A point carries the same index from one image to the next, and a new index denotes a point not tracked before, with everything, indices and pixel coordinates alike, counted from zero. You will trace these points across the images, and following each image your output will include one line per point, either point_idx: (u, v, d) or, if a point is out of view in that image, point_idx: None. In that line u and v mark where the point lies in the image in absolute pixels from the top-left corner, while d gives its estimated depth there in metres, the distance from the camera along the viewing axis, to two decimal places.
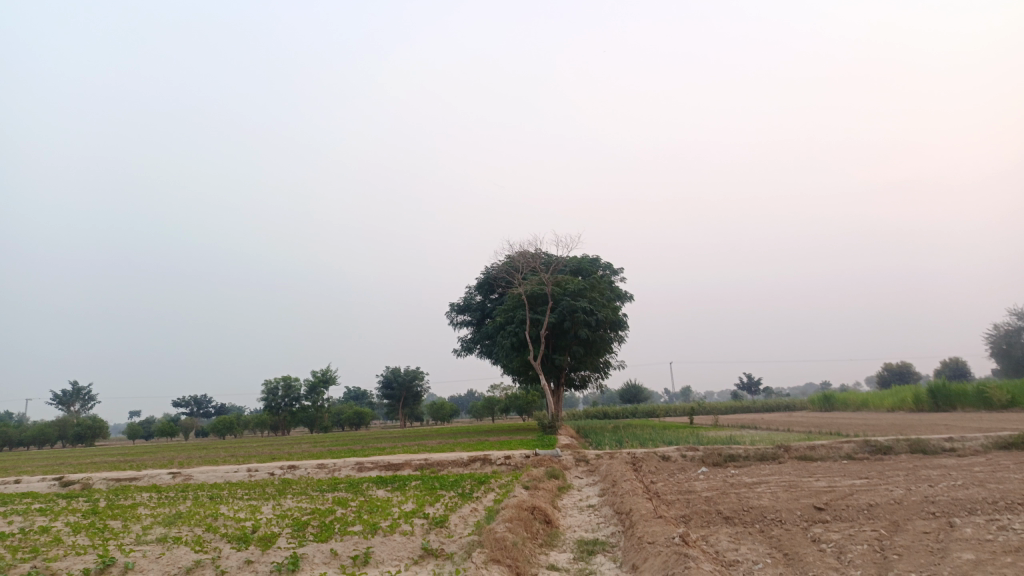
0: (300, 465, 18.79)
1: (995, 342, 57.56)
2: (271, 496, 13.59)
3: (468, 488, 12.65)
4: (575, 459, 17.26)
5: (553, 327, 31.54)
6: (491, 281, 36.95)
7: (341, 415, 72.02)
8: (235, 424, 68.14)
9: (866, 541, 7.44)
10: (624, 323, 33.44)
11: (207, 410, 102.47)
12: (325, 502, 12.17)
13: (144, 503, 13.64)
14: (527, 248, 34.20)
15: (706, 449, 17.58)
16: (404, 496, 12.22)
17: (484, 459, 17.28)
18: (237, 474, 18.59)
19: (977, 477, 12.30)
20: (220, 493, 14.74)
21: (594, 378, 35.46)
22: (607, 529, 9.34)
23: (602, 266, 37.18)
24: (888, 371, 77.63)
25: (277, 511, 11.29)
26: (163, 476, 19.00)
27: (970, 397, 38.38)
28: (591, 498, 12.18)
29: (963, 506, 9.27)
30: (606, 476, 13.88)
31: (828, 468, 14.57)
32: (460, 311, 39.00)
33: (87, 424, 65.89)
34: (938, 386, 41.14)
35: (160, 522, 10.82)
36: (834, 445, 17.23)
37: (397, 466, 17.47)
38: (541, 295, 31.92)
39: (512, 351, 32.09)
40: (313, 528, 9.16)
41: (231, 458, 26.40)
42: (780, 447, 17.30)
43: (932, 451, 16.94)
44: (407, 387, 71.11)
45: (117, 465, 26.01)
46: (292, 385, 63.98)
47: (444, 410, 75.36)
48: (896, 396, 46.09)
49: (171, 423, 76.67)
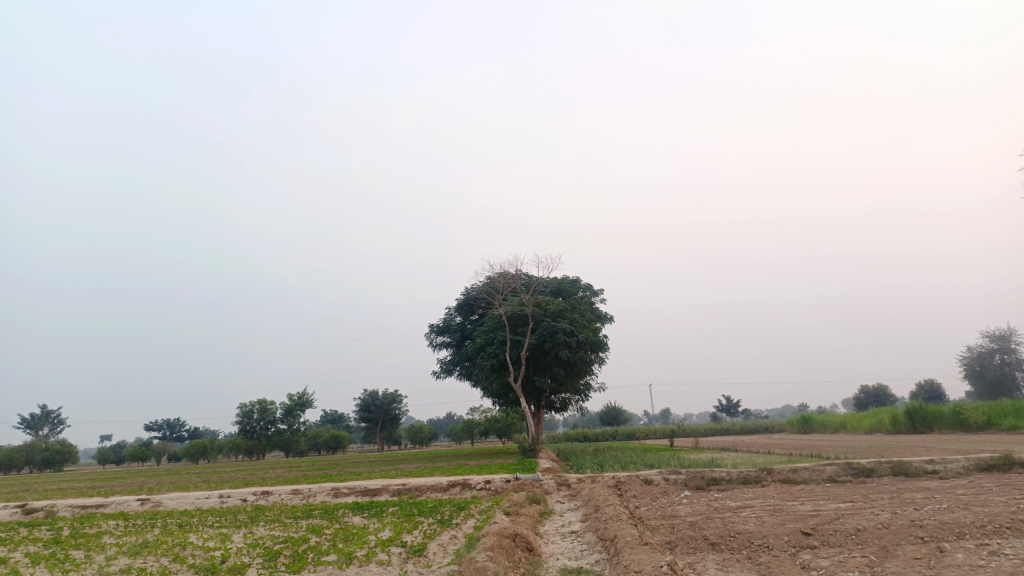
0: (274, 491, 18.30)
1: (968, 365, 58.21)
2: (243, 524, 13.15)
3: (447, 514, 12.31)
4: (556, 482, 16.98)
5: (534, 349, 31.33)
6: (471, 303, 36.71)
7: (318, 438, 70.95)
8: (208, 448, 66.81)
9: (857, 568, 7.25)
10: (604, 345, 33.29)
11: (181, 434, 100.61)
12: (299, 529, 11.78)
13: (110, 532, 13.13)
14: (507, 269, 34.06)
15: (689, 472, 17.39)
16: (381, 523, 11.86)
17: (464, 483, 16.93)
18: (209, 500, 18.05)
19: (962, 499, 12.21)
20: (190, 520, 14.25)
21: (575, 400, 35.21)
22: (591, 556, 9.08)
23: (582, 288, 37.09)
24: (865, 393, 78.16)
25: (249, 540, 10.90)
26: (132, 503, 18.41)
27: (947, 419, 38.60)
28: (573, 524, 11.93)
29: (951, 530, 9.13)
30: (589, 500, 13.62)
31: (812, 492, 14.40)
32: (440, 332, 38.67)
33: (55, 449, 64.28)
34: (915, 408, 41.37)
35: (126, 552, 10.38)
36: (817, 468, 17.12)
37: (374, 491, 17.09)
38: (522, 316, 31.73)
39: (492, 373, 31.81)
40: (286, 558, 8.81)
41: (203, 484, 25.73)
42: (763, 470, 17.14)
43: (914, 473, 16.87)
44: (385, 410, 70.32)
45: (84, 491, 25.23)
46: (268, 408, 62.93)
47: (423, 434, 74.57)
48: (873, 418, 46.32)
49: (143, 448, 75.12)
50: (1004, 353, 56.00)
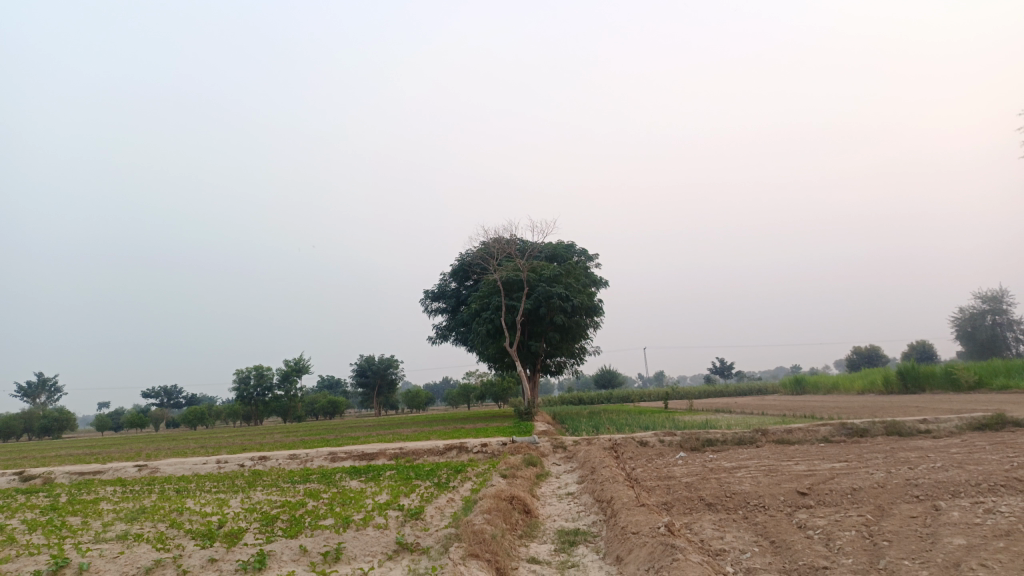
0: (271, 456, 18.32)
1: (960, 325, 58.54)
2: (240, 489, 13.16)
3: (444, 477, 12.33)
4: (552, 445, 17.04)
5: (529, 314, 31.29)
6: (466, 268, 36.58)
7: (315, 404, 71.27)
8: (206, 414, 67.05)
9: (854, 527, 7.26)
10: (600, 309, 33.27)
11: (178, 400, 100.96)
12: (296, 493, 11.79)
13: (107, 498, 13.12)
14: (502, 234, 33.85)
15: (684, 433, 17.47)
16: (378, 486, 11.86)
17: (460, 447, 16.98)
18: (206, 465, 18.07)
19: (955, 458, 12.28)
20: (186, 486, 14.26)
21: (570, 364, 35.31)
22: (588, 518, 9.09)
23: (577, 252, 36.95)
24: (857, 354, 78.75)
25: (246, 504, 10.90)
26: (129, 469, 18.43)
27: (939, 379, 38.94)
28: (570, 486, 11.98)
29: (947, 488, 9.17)
30: (585, 462, 13.66)
31: (807, 452, 14.47)
32: (435, 298, 38.59)
33: (52, 416, 64.45)
34: (907, 369, 41.69)
35: (122, 518, 10.36)
36: (811, 428, 17.22)
37: (371, 455, 17.13)
38: (517, 281, 31.63)
39: (488, 339, 31.82)
40: (283, 522, 8.80)
41: (200, 449, 25.82)
42: (758, 431, 17.22)
43: (908, 433, 16.98)
44: (382, 375, 70.52)
45: (81, 458, 25.27)
46: (265, 374, 62.85)
47: (419, 398, 74.94)
48: (866, 379, 46.72)
49: (141, 414, 75.40)
50: (995, 314, 56.30)
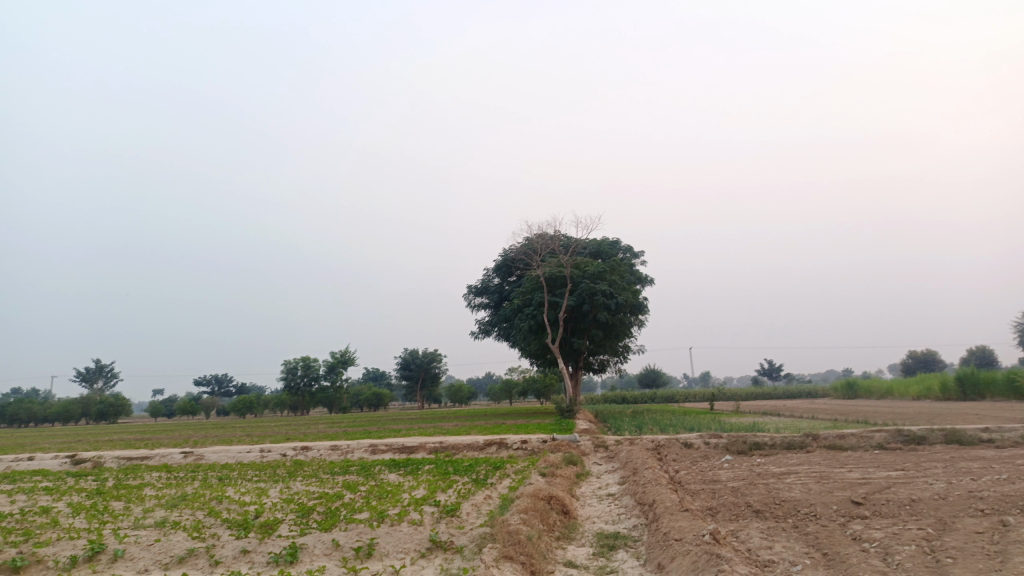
0: (313, 446, 18.43)
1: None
2: (281, 478, 13.21)
3: (482, 473, 12.16)
4: (593, 444, 16.73)
5: (572, 310, 30.96)
6: (510, 263, 36.41)
7: (360, 396, 72.07)
8: (255, 403, 68.45)
9: (914, 541, 6.80)
10: (644, 307, 32.74)
11: (228, 388, 103.38)
12: (334, 485, 11.73)
13: (151, 484, 13.30)
14: (546, 230, 33.58)
15: (730, 436, 16.96)
16: (416, 481, 11.75)
17: (500, 443, 16.80)
18: (249, 454, 18.28)
19: (1022, 470, 11.57)
20: (229, 474, 14.40)
21: (613, 363, 34.83)
22: (629, 521, 8.79)
23: (622, 249, 36.46)
24: (912, 358, 76.19)
25: (285, 495, 10.91)
26: (175, 455, 18.76)
27: (1000, 386, 37.31)
28: (611, 486, 11.69)
29: (1014, 503, 8.59)
30: (627, 463, 13.33)
31: (860, 459, 13.86)
32: (478, 293, 38.51)
33: (109, 401, 66.50)
34: (966, 374, 40.06)
35: (164, 504, 10.45)
36: (865, 434, 16.53)
37: (411, 449, 17.07)
38: (560, 277, 31.33)
39: (530, 335, 31.58)
40: (319, 515, 8.72)
41: (246, 438, 26.21)
42: (808, 435, 16.61)
43: (969, 442, 16.17)
44: (425, 368, 70.95)
45: (133, 443, 25.94)
46: (312, 365, 63.90)
47: (462, 393, 75.22)
48: (922, 384, 45.09)
49: (193, 402, 77.45)
50: None
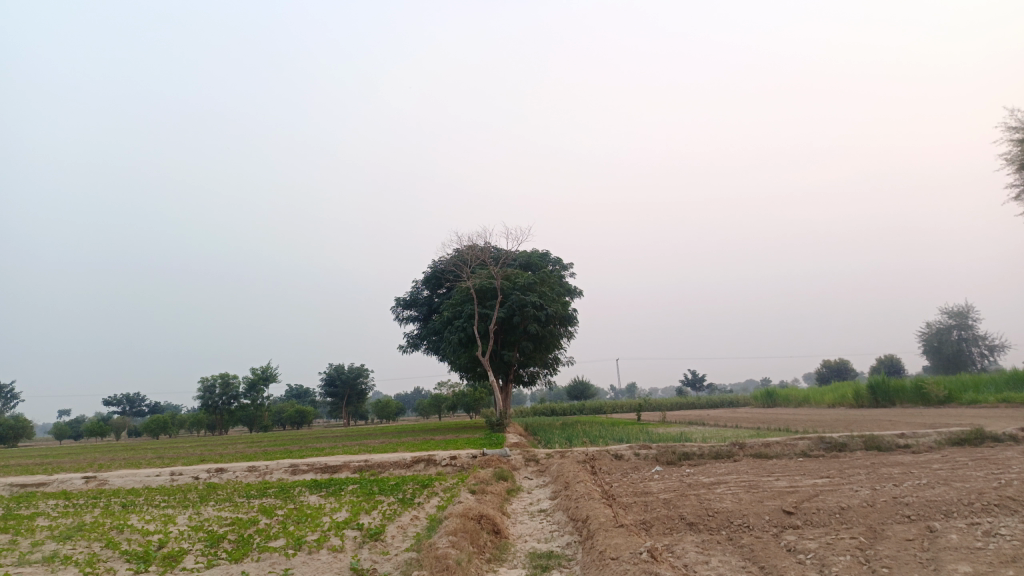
0: (229, 468, 17.44)
1: (927, 340, 58.97)
2: (191, 504, 12.34)
3: (409, 492, 11.65)
4: (524, 458, 16.42)
5: (502, 322, 30.70)
6: (439, 275, 35.92)
7: (282, 413, 69.80)
8: (169, 423, 65.29)
9: (848, 551, 6.73)
10: (574, 319, 32.78)
11: (141, 408, 98.45)
12: (250, 510, 11.00)
13: (45, 513, 12.21)
14: (476, 241, 33.28)
15: (659, 446, 16.94)
16: (338, 503, 11.14)
17: (428, 459, 16.29)
18: (158, 478, 17.13)
19: (941, 474, 11.87)
20: (134, 500, 13.39)
21: (543, 375, 34.71)
22: (562, 538, 8.49)
23: (552, 261, 36.48)
24: (826, 367, 79.36)
25: (195, 522, 10.13)
26: (75, 481, 17.40)
27: (909, 393, 39.07)
28: (542, 502, 11.38)
29: (938, 508, 8.71)
30: (557, 477, 13.08)
31: (787, 467, 14.03)
32: (407, 306, 37.80)
33: (8, 424, 62.15)
34: (878, 382, 41.78)
35: (56, 536, 9.51)
36: (789, 442, 16.81)
37: (335, 468, 16.36)
38: (490, 289, 31.05)
39: (460, 348, 31.12)
40: (230, 544, 8.05)
41: (157, 460, 24.73)
42: (735, 444, 16.77)
43: (886, 447, 16.65)
44: (351, 384, 69.36)
45: (30, 468, 24.10)
46: (231, 382, 61.46)
47: (389, 408, 73.86)
48: (836, 392, 46.81)
49: (102, 423, 73.32)
50: (961, 329, 57.06)
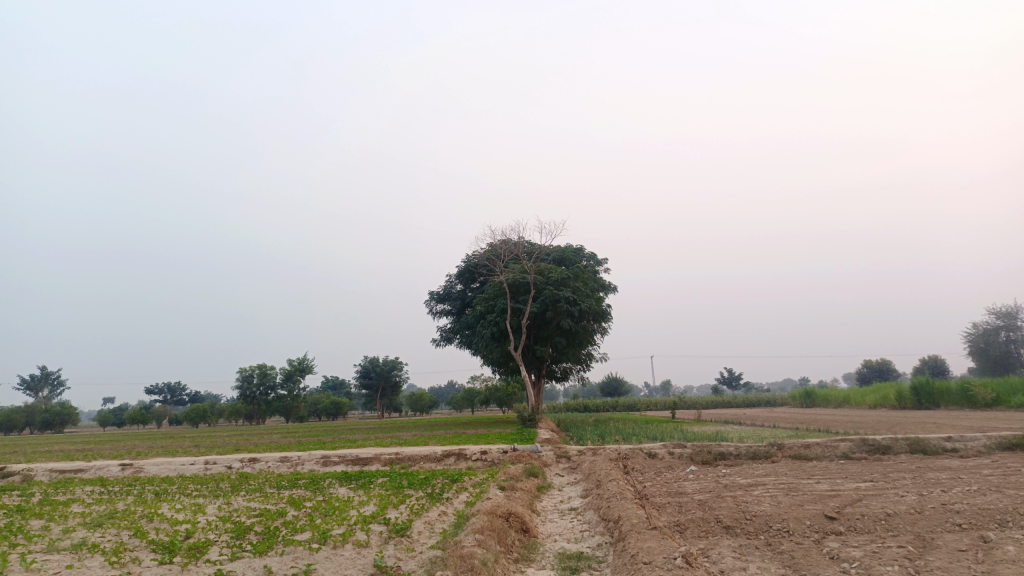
0: (261, 458, 17.52)
1: (973, 341, 57.16)
2: (222, 493, 12.37)
3: (438, 487, 11.49)
4: (555, 455, 16.18)
5: (535, 317, 30.47)
6: (472, 270, 35.80)
7: (318, 405, 70.61)
8: (208, 412, 66.49)
9: (895, 561, 6.36)
10: (607, 315, 32.40)
11: (182, 397, 100.57)
12: (279, 501, 10.97)
13: (80, 499, 12.34)
14: (509, 236, 33.09)
15: (695, 446, 16.54)
16: (367, 496, 11.03)
17: (458, 454, 16.14)
18: (192, 466, 17.28)
19: (992, 481, 11.31)
20: (167, 488, 13.49)
21: (576, 371, 34.41)
22: (593, 539, 8.23)
23: (586, 256, 36.11)
24: (867, 368, 77.55)
25: (224, 512, 10.11)
26: (112, 468, 17.66)
27: (954, 395, 37.83)
28: (573, 500, 11.14)
29: (992, 517, 8.23)
30: (589, 475, 12.81)
31: (827, 469, 13.55)
32: (440, 300, 37.76)
33: (55, 410, 63.93)
34: (921, 384, 40.57)
35: (86, 523, 9.54)
36: (830, 444, 16.27)
37: (365, 461, 16.31)
38: (524, 284, 30.83)
39: (492, 342, 30.97)
40: (256, 536, 7.97)
41: (193, 449, 25.05)
42: (773, 445, 16.29)
43: (933, 451, 16.00)
44: (385, 377, 69.80)
45: (71, 453, 24.64)
46: (268, 373, 62.31)
47: (423, 401, 74.15)
48: (878, 394, 45.59)
49: (144, 411, 74.99)
50: (1009, 330, 55.17)
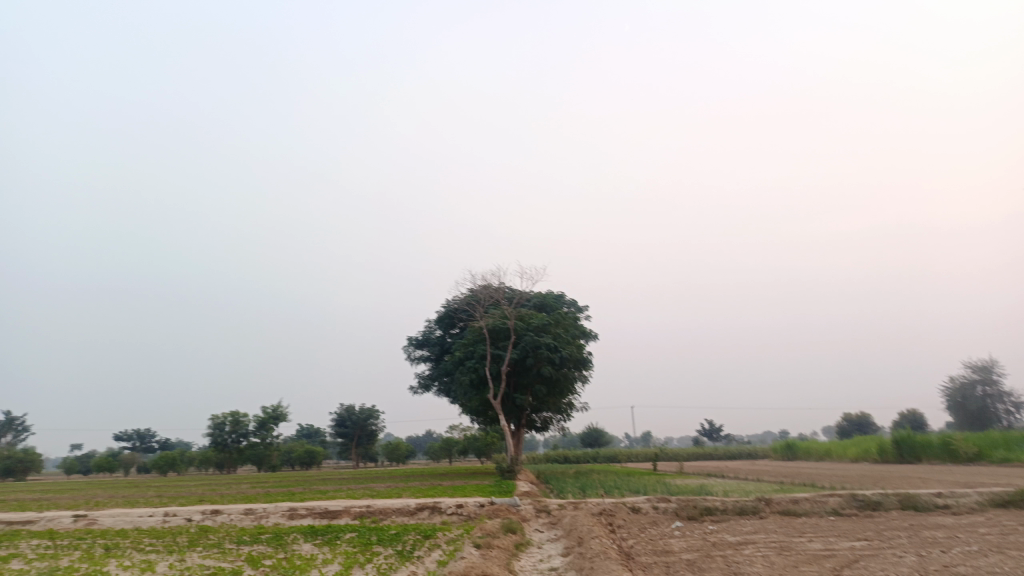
0: (224, 509, 16.59)
1: (950, 395, 57.23)
2: (177, 549, 11.55)
3: (409, 544, 10.77)
4: (535, 509, 15.45)
5: (515, 364, 29.88)
6: (452, 315, 35.28)
7: (291, 453, 68.71)
8: (177, 460, 64.39)
9: None
10: (589, 362, 31.91)
11: (151, 443, 97.72)
12: (237, 559, 10.19)
13: (21, 555, 11.43)
14: (490, 281, 32.70)
15: (679, 500, 15.90)
16: (332, 553, 10.30)
17: (433, 507, 15.39)
18: (150, 518, 16.32)
19: (991, 540, 10.85)
20: (118, 543, 12.59)
21: (556, 420, 33.71)
22: None
23: (567, 303, 35.76)
24: (847, 421, 77.26)
25: (175, 571, 9.34)
26: (64, 519, 16.63)
27: (936, 449, 37.49)
28: (553, 560, 10.49)
29: None
30: (571, 531, 12.14)
31: (818, 526, 13.01)
32: (418, 345, 37.06)
33: (16, 457, 61.53)
34: (903, 437, 40.22)
35: None
36: (818, 499, 15.72)
37: (334, 514, 15.50)
38: (504, 330, 30.34)
39: (471, 389, 30.27)
40: None
41: (155, 499, 23.94)
42: (760, 499, 15.71)
43: (924, 507, 15.50)
44: (361, 426, 68.28)
45: (24, 503, 23.40)
46: (241, 420, 60.62)
47: (399, 451, 72.61)
48: (859, 447, 45.16)
49: (110, 457, 72.56)
50: (985, 385, 55.26)
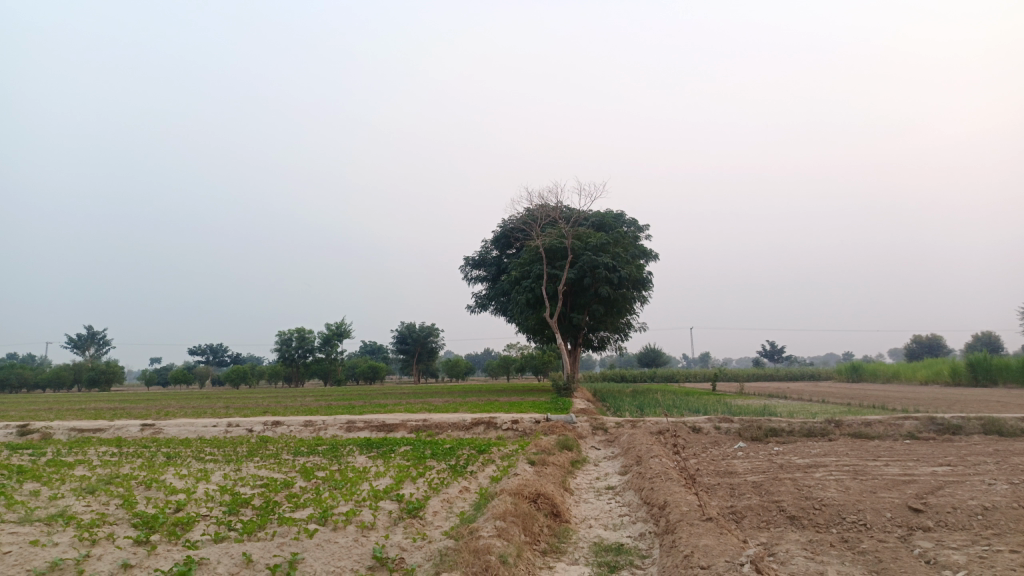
0: (284, 422, 16.77)
1: None
2: (235, 459, 11.62)
3: (463, 459, 10.53)
4: (592, 426, 15.10)
5: (572, 284, 29.29)
6: (509, 235, 34.67)
7: (356, 368, 70.64)
8: (249, 374, 66.98)
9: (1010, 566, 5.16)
10: (647, 283, 31.04)
11: (224, 357, 102.06)
12: (291, 470, 10.11)
13: (87, 461, 11.71)
14: (547, 199, 31.83)
15: (743, 420, 15.26)
16: (385, 466, 10.13)
17: (489, 423, 15.20)
18: (214, 429, 16.64)
19: None
20: (179, 452, 12.76)
21: (614, 340, 33.24)
22: (634, 526, 7.19)
23: (627, 223, 34.65)
24: (917, 343, 74.68)
25: (229, 480, 9.30)
26: (132, 428, 17.12)
27: (1014, 372, 35.63)
28: (611, 478, 10.09)
29: None
30: (628, 450, 11.72)
31: (894, 450, 12.26)
32: (475, 266, 36.74)
33: (102, 368, 64.93)
34: (979, 359, 38.38)
35: (79, 489, 8.69)
36: (893, 422, 14.89)
37: (391, 427, 15.50)
38: (560, 249, 29.64)
39: (527, 309, 29.89)
40: (252, 511, 7.06)
41: (222, 411, 24.66)
42: (830, 421, 14.97)
43: (1009, 432, 14.49)
44: (422, 343, 69.42)
45: (100, 412, 24.42)
46: (307, 336, 62.26)
47: (460, 367, 73.79)
48: (931, 369, 43.40)
49: (188, 371, 76.00)
50: None
